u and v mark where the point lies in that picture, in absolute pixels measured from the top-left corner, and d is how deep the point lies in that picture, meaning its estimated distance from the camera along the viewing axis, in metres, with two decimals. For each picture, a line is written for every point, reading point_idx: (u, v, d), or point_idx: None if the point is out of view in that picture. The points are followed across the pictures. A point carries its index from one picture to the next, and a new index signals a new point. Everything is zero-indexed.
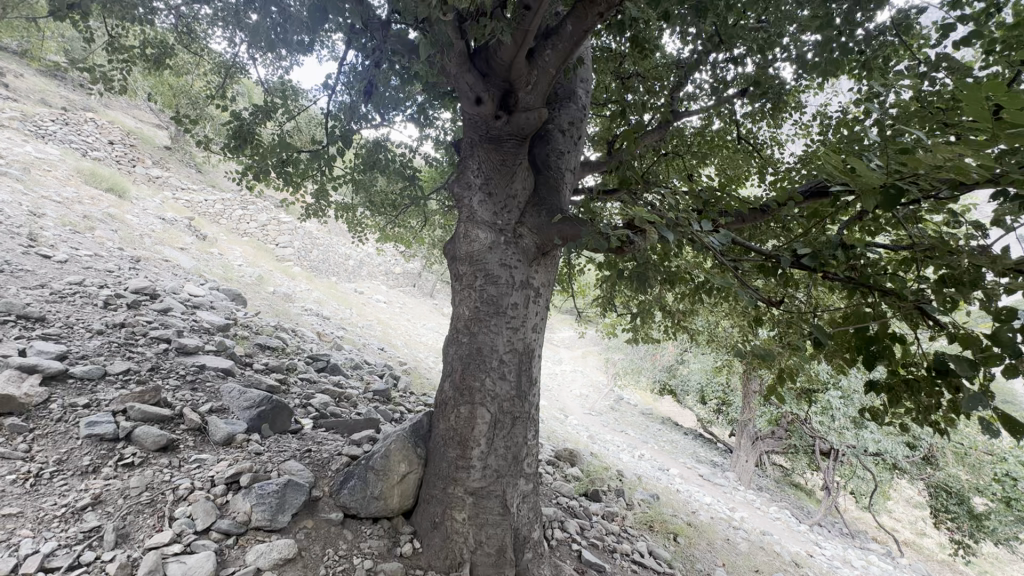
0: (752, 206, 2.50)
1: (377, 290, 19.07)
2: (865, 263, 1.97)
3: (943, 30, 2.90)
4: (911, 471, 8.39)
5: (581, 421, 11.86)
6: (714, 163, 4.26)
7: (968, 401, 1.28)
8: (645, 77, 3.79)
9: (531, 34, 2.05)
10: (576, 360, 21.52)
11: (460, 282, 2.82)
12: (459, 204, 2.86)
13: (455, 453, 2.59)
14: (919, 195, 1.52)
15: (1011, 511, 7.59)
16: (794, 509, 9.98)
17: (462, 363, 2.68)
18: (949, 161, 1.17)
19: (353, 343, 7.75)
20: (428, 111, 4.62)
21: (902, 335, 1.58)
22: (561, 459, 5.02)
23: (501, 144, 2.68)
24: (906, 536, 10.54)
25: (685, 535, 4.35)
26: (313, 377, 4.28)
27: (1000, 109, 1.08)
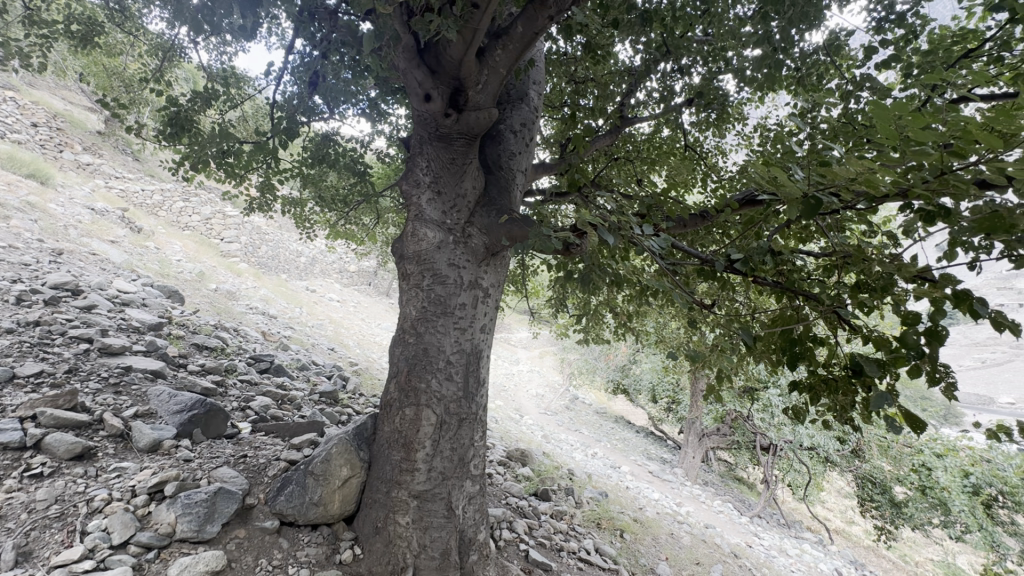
0: (693, 212, 2.58)
1: (330, 289, 18.50)
2: (794, 268, 2.07)
3: (868, 52, 3.10)
4: (841, 464, 9.14)
5: (536, 421, 11.95)
6: (663, 169, 4.39)
7: (876, 399, 1.38)
8: (597, 82, 3.85)
9: (480, 33, 2.04)
10: (532, 361, 21.68)
11: (407, 282, 2.77)
12: (408, 203, 2.81)
13: (399, 456, 2.55)
14: (839, 205, 1.62)
15: (925, 498, 8.09)
16: (736, 502, 10.46)
17: (408, 364, 2.63)
18: (859, 174, 1.25)
19: (302, 343, 7.49)
20: (381, 106, 4.51)
21: (821, 337, 1.67)
22: (513, 458, 5.03)
23: (450, 142, 2.65)
24: (836, 525, 11.26)
25: (631, 532, 4.46)
26: (254, 379, 4.08)
27: (905, 128, 1.16)
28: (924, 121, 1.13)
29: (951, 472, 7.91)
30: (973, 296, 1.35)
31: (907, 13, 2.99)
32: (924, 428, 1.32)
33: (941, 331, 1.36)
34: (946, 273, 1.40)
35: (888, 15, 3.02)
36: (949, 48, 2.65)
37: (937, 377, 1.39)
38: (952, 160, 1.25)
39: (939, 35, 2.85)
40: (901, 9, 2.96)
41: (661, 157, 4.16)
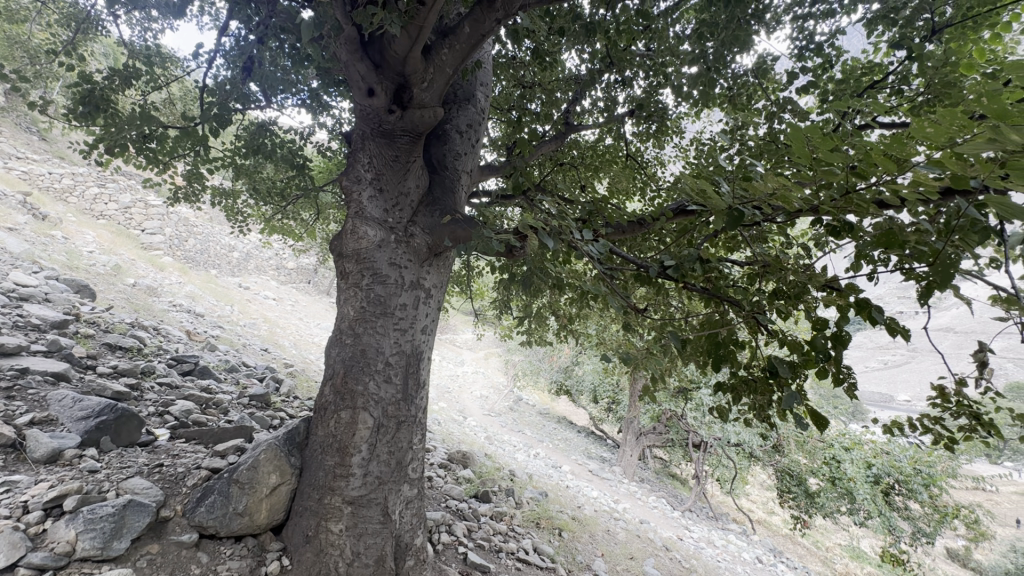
0: (631, 219, 2.67)
1: (265, 286, 17.57)
2: (720, 276, 2.19)
3: (791, 76, 3.35)
4: (764, 459, 9.72)
5: (480, 422, 11.93)
6: (606, 176, 4.52)
7: (787, 399, 1.50)
8: (545, 88, 3.91)
9: (426, 30, 2.01)
10: (477, 363, 21.63)
11: (346, 281, 2.69)
12: (348, 199, 2.72)
13: (333, 460, 2.46)
14: (760, 218, 1.74)
15: (835, 488, 8.74)
16: (669, 498, 10.94)
17: (345, 366, 2.55)
18: (776, 189, 1.35)
19: (232, 343, 7.06)
20: (323, 98, 4.34)
21: (742, 341, 1.78)
22: (454, 460, 4.99)
23: (393, 139, 2.61)
24: (759, 515, 12.07)
25: (569, 530, 4.56)
26: (175, 382, 3.79)
27: (817, 150, 1.26)
28: (832, 143, 1.23)
29: (857, 463, 8.69)
30: (871, 304, 1.48)
31: (824, 44, 3.26)
32: (827, 426, 1.44)
33: (845, 336, 1.48)
34: (851, 283, 1.54)
35: (808, 44, 3.27)
36: (858, 78, 2.91)
37: (841, 377, 1.53)
38: (856, 180, 1.37)
39: (850, 66, 3.12)
40: (819, 40, 3.22)
41: (604, 164, 4.29)
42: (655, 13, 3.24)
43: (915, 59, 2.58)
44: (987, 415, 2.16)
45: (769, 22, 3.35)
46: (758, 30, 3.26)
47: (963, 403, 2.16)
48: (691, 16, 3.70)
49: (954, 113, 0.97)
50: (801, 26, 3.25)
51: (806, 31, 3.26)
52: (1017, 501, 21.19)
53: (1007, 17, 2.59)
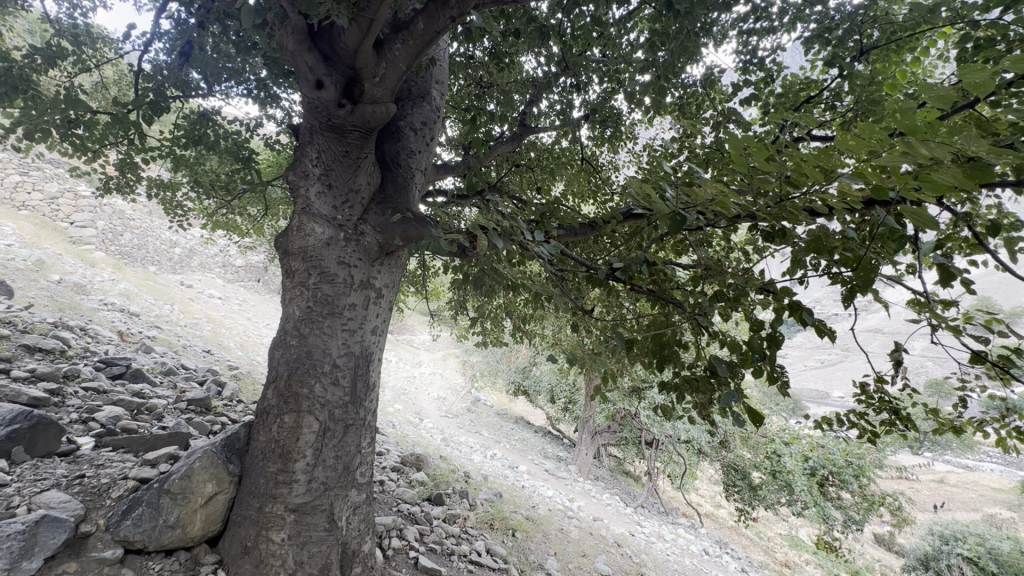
0: (583, 221, 2.68)
1: (209, 284, 16.71)
2: (666, 278, 2.25)
3: (735, 88, 3.49)
4: (711, 454, 10.13)
5: (437, 424, 11.81)
6: (562, 179, 4.56)
7: (725, 397, 1.55)
8: (501, 88, 3.91)
9: (377, 23, 1.96)
10: (434, 364, 21.40)
11: (292, 279, 2.59)
12: (294, 195, 2.62)
13: (275, 467, 2.35)
14: (703, 223, 1.80)
15: (776, 481, 9.23)
16: (622, 495, 11.20)
17: (289, 368, 2.44)
18: (716, 195, 1.40)
19: (170, 344, 6.65)
20: (272, 89, 4.17)
21: (685, 342, 1.84)
22: (407, 463, 4.89)
23: (344, 134, 2.53)
24: (707, 509, 12.55)
25: (523, 530, 4.58)
26: (103, 387, 3.52)
27: (755, 159, 1.30)
28: (767, 154, 1.28)
29: (795, 457, 9.21)
30: (803, 306, 1.56)
31: (766, 59, 3.42)
32: (762, 423, 1.50)
33: (779, 336, 1.56)
34: (785, 286, 1.62)
35: (752, 59, 3.42)
36: (797, 93, 3.07)
37: (774, 376, 1.60)
38: (790, 189, 1.44)
39: (790, 81, 3.29)
40: (762, 55, 3.38)
41: (560, 167, 4.33)
42: (610, 21, 3.31)
43: (845, 78, 2.75)
44: (906, 411, 2.35)
45: (717, 35, 3.49)
46: (706, 43, 3.39)
47: (885, 399, 2.34)
48: (644, 26, 3.81)
49: (879, 126, 1.03)
50: (745, 41, 3.40)
51: (750, 46, 3.41)
52: (934, 487, 23.11)
53: (926, 42, 2.81)
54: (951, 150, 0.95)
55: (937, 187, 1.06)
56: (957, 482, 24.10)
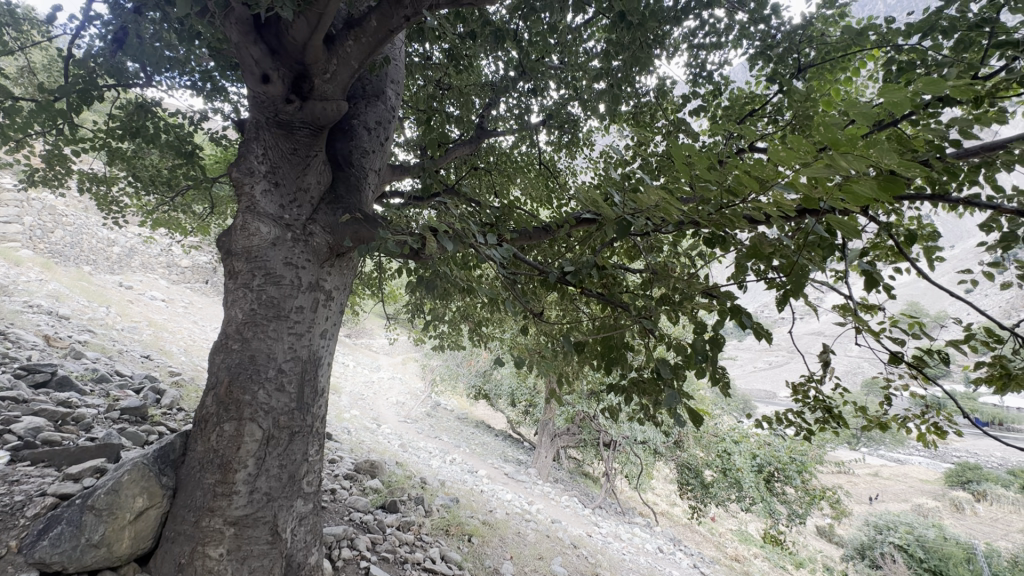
0: (537, 225, 2.69)
1: (151, 286, 15.79)
2: (617, 282, 2.28)
3: (685, 100, 3.62)
4: (666, 454, 10.39)
5: (394, 429, 11.58)
6: (520, 183, 4.58)
7: (669, 399, 1.59)
8: (460, 90, 3.88)
9: (327, 18, 1.91)
10: (393, 368, 21.00)
11: (234, 280, 2.47)
12: (238, 192, 2.51)
13: (213, 478, 2.23)
14: (650, 229, 1.84)
15: (726, 478, 9.60)
16: (581, 496, 11.33)
17: (229, 374, 2.33)
18: (658, 203, 1.43)
19: (104, 349, 6.22)
20: (219, 81, 3.99)
21: (633, 344, 1.87)
22: (360, 470, 4.75)
23: (291, 131, 2.45)
24: (662, 507, 12.88)
25: (479, 535, 4.55)
26: (23, 396, 3.25)
27: (696, 168, 1.34)
28: (706, 164, 1.32)
29: (744, 455, 9.59)
30: (742, 310, 1.62)
31: (714, 73, 3.55)
32: (701, 423, 1.55)
33: (719, 339, 1.62)
34: (727, 291, 1.67)
35: (701, 72, 3.55)
36: (741, 107, 3.20)
37: (714, 376, 1.66)
38: (729, 198, 1.49)
39: (736, 95, 3.44)
40: (710, 68, 3.51)
41: (518, 171, 4.35)
42: (566, 29, 3.35)
43: (784, 93, 2.90)
44: (836, 409, 2.51)
45: (669, 48, 3.60)
46: (658, 54, 3.49)
47: (819, 398, 2.46)
48: (600, 35, 3.88)
49: (804, 141, 1.08)
50: (695, 54, 3.52)
51: (699, 59, 3.54)
52: (869, 480, 24.65)
53: (856, 63, 3.01)
54: (866, 163, 1.01)
55: (859, 198, 1.12)
56: (889, 475, 25.84)
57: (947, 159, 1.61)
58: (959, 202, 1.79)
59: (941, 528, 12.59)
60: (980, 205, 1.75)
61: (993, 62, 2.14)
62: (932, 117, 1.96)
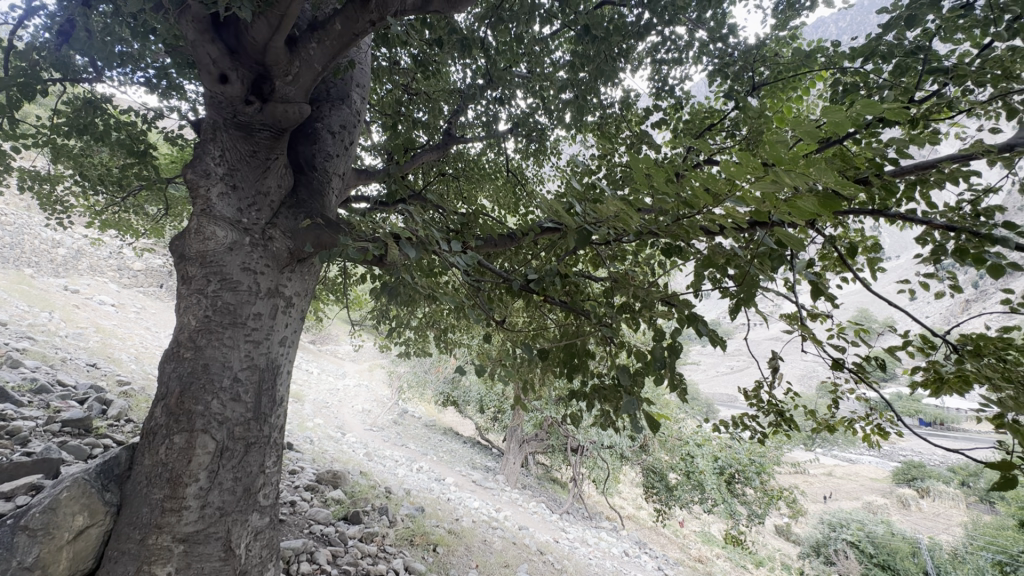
0: (501, 233, 2.70)
1: (100, 290, 14.96)
2: (579, 290, 2.32)
3: (647, 112, 3.73)
4: (632, 457, 10.53)
5: (360, 438, 11.32)
6: (488, 190, 4.59)
7: (627, 406, 1.62)
8: (427, 96, 3.87)
9: (288, 19, 1.87)
10: (359, 376, 20.56)
11: (188, 286, 2.38)
12: (193, 194, 2.43)
13: (161, 493, 2.13)
14: (610, 238, 1.89)
15: (689, 481, 9.82)
16: (549, 502, 11.35)
17: (181, 384, 2.23)
18: (618, 213, 1.46)
19: (46, 357, 5.85)
20: (176, 79, 3.85)
21: (590, 352, 1.93)
22: (322, 481, 4.62)
23: (251, 133, 2.40)
24: (628, 511, 13.05)
25: (444, 545, 4.50)
26: None
27: (653, 180, 1.38)
28: (663, 177, 1.37)
29: (707, 457, 9.81)
30: (697, 319, 1.67)
31: (676, 87, 3.67)
32: (658, 429, 1.58)
33: (677, 346, 1.66)
34: (684, 300, 1.72)
35: (663, 86, 3.66)
36: (701, 121, 3.31)
37: (672, 383, 1.71)
38: (685, 210, 1.54)
39: (697, 109, 3.56)
40: (672, 83, 3.63)
41: (485, 178, 4.36)
42: (534, 39, 3.40)
43: (740, 109, 3.03)
44: (788, 413, 2.63)
45: (633, 61, 3.70)
46: (623, 67, 3.58)
47: (772, 402, 2.56)
48: (567, 46, 3.96)
49: (753, 158, 1.12)
50: (658, 69, 3.63)
51: (661, 74, 3.65)
52: (824, 479, 25.69)
53: (806, 83, 3.16)
54: (807, 180, 1.07)
55: (803, 213, 1.18)
56: (843, 474, 27.01)
57: (885, 177, 1.72)
58: (896, 218, 1.91)
59: (890, 524, 13.21)
60: (916, 220, 1.88)
61: (927, 87, 2.30)
62: (873, 137, 2.09)
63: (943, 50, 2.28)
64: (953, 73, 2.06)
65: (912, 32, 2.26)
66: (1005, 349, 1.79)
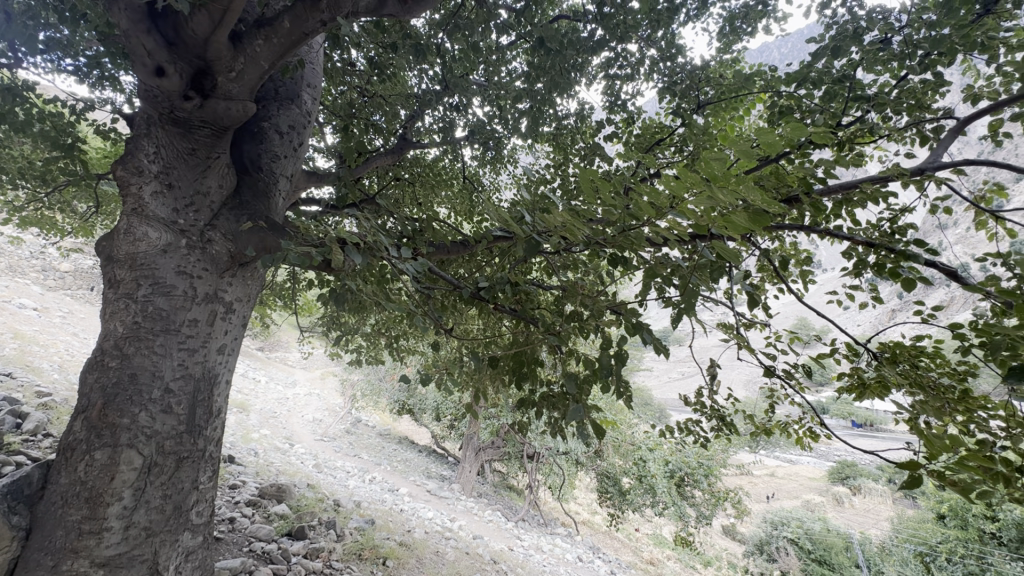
0: (455, 240, 2.69)
1: (21, 292, 13.72)
2: (529, 299, 2.34)
3: (601, 125, 3.83)
4: (588, 463, 10.64)
5: (309, 449, 10.88)
6: (444, 196, 4.55)
7: (573, 414, 1.64)
8: (383, 99, 3.82)
9: (231, 13, 1.79)
10: (310, 385, 19.84)
11: (116, 290, 2.23)
12: (123, 193, 2.29)
13: (79, 515, 1.96)
14: (559, 248, 1.92)
15: (641, 484, 10.05)
16: (504, 510, 11.30)
17: (104, 396, 2.07)
18: (565, 224, 1.48)
19: None
20: (110, 69, 3.62)
21: (538, 359, 1.95)
22: (265, 495, 4.41)
23: (189, 130, 2.29)
24: (583, 516, 13.20)
25: (394, 558, 4.39)
26: None
27: (602, 193, 1.40)
28: (608, 190, 1.40)
29: (658, 462, 10.04)
30: (642, 327, 1.72)
31: (628, 102, 3.79)
32: (602, 435, 1.61)
33: (622, 354, 1.71)
34: (630, 309, 1.77)
35: (616, 101, 3.77)
36: (650, 135, 3.43)
37: (619, 391, 1.74)
38: (631, 222, 1.58)
39: (648, 124, 3.68)
40: (624, 98, 3.74)
41: (441, 184, 4.34)
42: (490, 47, 3.42)
43: (686, 126, 3.17)
44: (729, 417, 2.75)
45: (588, 75, 3.79)
46: (578, 80, 3.65)
47: (713, 407, 2.67)
48: (524, 56, 4.01)
49: (692, 173, 1.16)
50: (611, 84, 3.74)
51: (614, 89, 3.76)
52: (767, 480, 26.94)
53: (747, 104, 3.34)
54: (739, 196, 1.13)
55: (736, 227, 1.23)
56: (784, 474, 28.42)
57: (814, 195, 1.84)
58: (825, 234, 2.04)
59: (826, 521, 13.99)
60: (841, 236, 2.02)
61: (853, 114, 2.48)
62: (806, 157, 2.22)
63: (867, 79, 2.47)
64: (874, 102, 2.24)
65: (838, 62, 2.44)
66: (918, 356, 1.95)
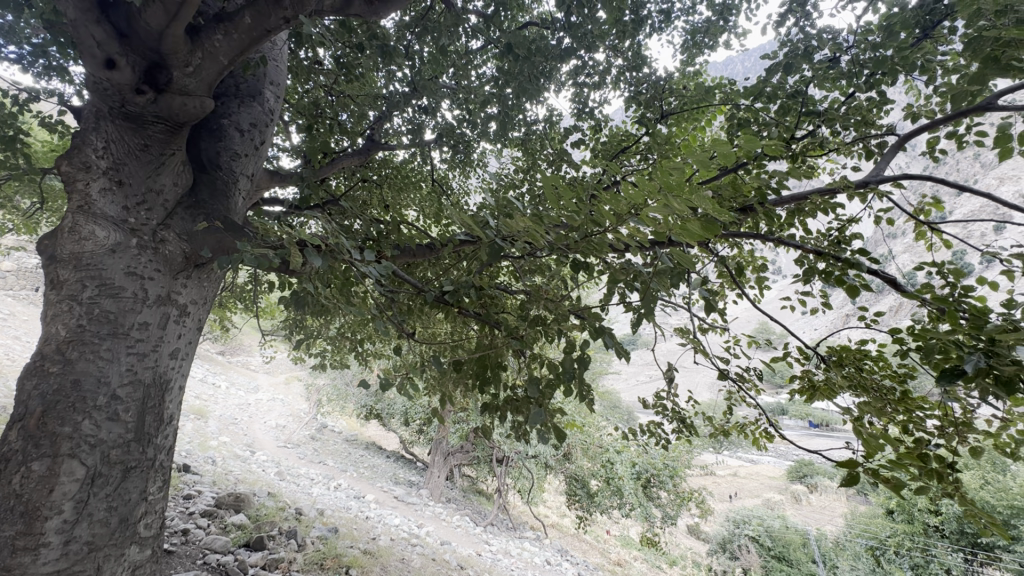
0: (421, 243, 2.66)
1: None
2: (494, 303, 2.34)
3: (569, 131, 3.88)
4: (556, 466, 10.68)
5: (272, 457, 10.53)
6: (412, 199, 4.51)
7: (534, 417, 1.64)
8: (349, 100, 3.76)
9: (188, 7, 1.74)
10: (274, 390, 19.25)
11: (58, 291, 2.12)
12: (69, 189, 2.18)
13: (12, 530, 1.84)
14: (523, 253, 1.93)
15: (609, 486, 10.14)
16: (472, 515, 11.23)
17: (43, 403, 1.95)
18: (527, 229, 1.49)
19: None
20: (59, 59, 3.44)
21: (502, 364, 1.96)
22: (223, 505, 4.25)
23: (142, 125, 2.20)
24: (551, 519, 13.25)
25: (358, 567, 4.30)
26: None
27: (564, 198, 1.42)
28: (571, 195, 1.42)
29: (625, 464, 10.15)
30: (603, 331, 1.74)
31: (595, 110, 3.85)
32: (562, 437, 1.62)
33: (585, 357, 1.73)
34: (593, 314, 1.79)
35: (584, 108, 3.83)
36: (616, 143, 3.49)
37: (580, 394, 1.76)
38: (594, 228, 1.61)
39: (614, 132, 3.75)
40: (591, 105, 3.80)
41: (409, 186, 4.29)
42: (458, 50, 3.41)
43: (651, 135, 3.25)
44: (689, 420, 2.81)
45: (557, 81, 3.83)
46: (547, 86, 3.69)
47: (675, 410, 2.73)
48: (493, 60, 4.02)
49: (650, 182, 1.19)
50: (579, 91, 3.80)
51: (582, 96, 3.81)
52: (731, 480, 27.69)
53: (709, 115, 3.44)
54: (693, 205, 1.16)
55: (691, 234, 1.27)
56: (746, 474, 29.26)
57: (767, 205, 1.92)
58: (779, 241, 2.12)
59: (785, 518, 14.46)
60: (793, 244, 2.11)
61: (806, 128, 2.60)
62: (762, 168, 2.31)
63: (819, 95, 2.59)
64: (825, 117, 2.35)
65: (792, 78, 2.56)
66: (862, 359, 2.05)
